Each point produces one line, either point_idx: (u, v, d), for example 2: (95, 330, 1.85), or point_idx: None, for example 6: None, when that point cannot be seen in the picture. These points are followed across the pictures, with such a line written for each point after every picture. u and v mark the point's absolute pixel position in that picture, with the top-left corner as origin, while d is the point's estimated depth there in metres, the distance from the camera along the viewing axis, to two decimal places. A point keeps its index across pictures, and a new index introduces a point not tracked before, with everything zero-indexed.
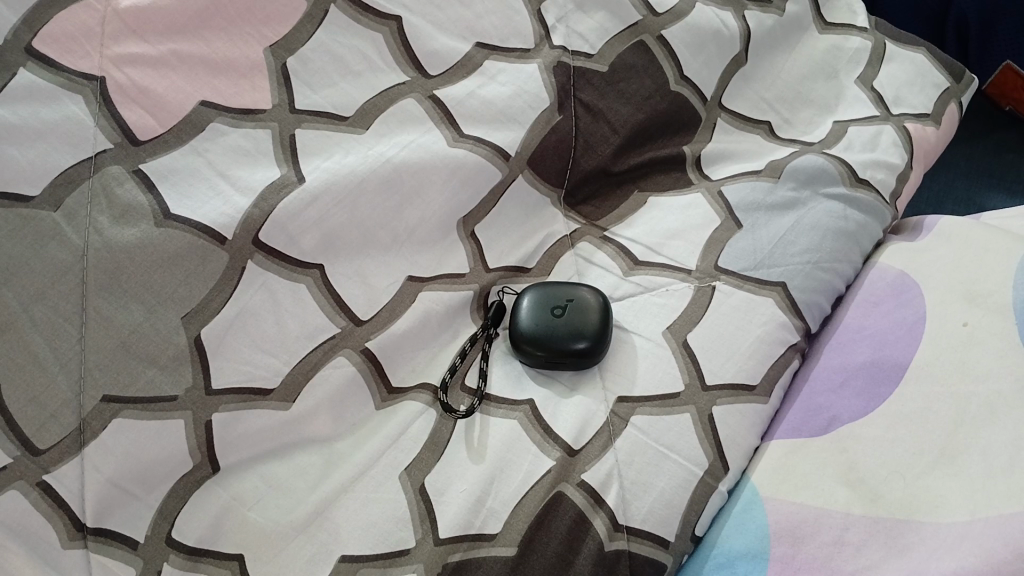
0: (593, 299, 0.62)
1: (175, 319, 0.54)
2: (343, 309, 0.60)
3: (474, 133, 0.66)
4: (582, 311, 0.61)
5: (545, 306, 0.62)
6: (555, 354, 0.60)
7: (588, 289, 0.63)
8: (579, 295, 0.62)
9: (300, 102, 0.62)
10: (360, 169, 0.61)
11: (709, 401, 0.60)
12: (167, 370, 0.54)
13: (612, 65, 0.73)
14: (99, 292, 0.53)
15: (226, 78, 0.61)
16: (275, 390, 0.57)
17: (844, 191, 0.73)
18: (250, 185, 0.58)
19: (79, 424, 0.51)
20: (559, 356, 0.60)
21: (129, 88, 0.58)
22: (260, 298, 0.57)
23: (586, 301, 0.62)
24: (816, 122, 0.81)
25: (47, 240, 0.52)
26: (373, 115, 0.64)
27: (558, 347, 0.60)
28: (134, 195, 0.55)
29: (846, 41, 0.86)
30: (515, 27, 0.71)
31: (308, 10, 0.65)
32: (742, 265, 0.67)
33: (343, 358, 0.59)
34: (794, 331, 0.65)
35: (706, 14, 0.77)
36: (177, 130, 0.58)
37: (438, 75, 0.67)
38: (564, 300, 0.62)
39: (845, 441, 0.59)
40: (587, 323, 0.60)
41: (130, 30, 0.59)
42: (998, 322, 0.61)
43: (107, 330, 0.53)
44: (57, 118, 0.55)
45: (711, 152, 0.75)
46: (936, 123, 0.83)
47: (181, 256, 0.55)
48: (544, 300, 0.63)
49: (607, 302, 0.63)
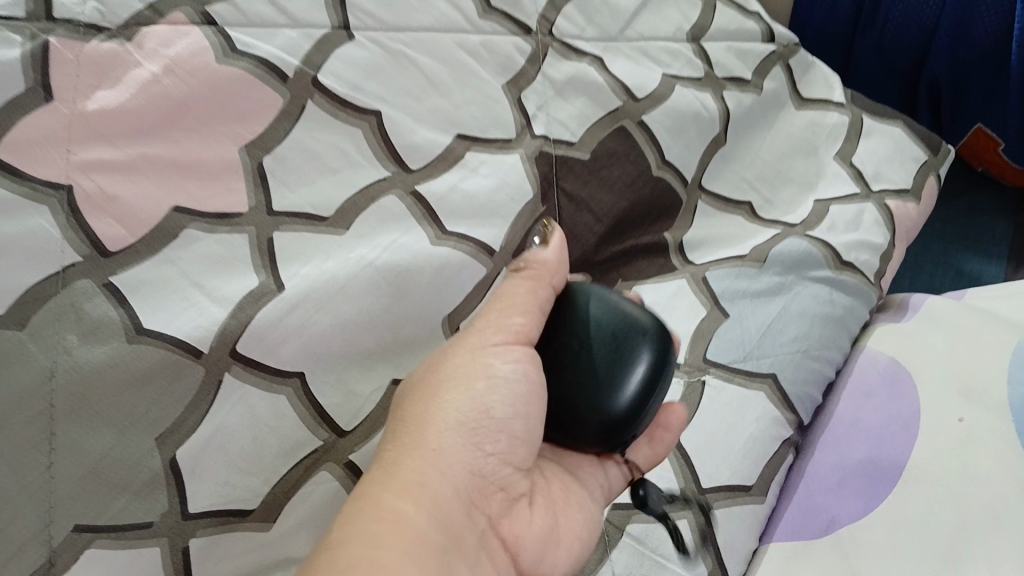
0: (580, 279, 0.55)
1: (148, 440, 0.52)
2: (325, 421, 0.58)
3: (457, 228, 0.65)
4: (615, 306, 0.53)
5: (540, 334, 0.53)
6: (643, 374, 0.51)
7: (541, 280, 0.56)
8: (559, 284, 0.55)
9: (278, 202, 0.60)
10: (341, 274, 0.59)
11: (706, 504, 0.58)
12: (140, 496, 0.51)
13: (593, 153, 0.72)
14: (67, 417, 0.49)
15: (198, 181, 0.58)
16: (254, 511, 0.54)
17: (829, 274, 0.73)
18: (227, 295, 0.56)
19: (48, 557, 0.48)
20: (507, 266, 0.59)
21: (97, 196, 0.54)
22: (236, 414, 0.54)
23: (581, 290, 0.55)
24: (797, 202, 0.80)
25: (9, 363, 0.48)
26: (353, 214, 0.62)
27: (637, 359, 0.51)
28: (105, 309, 0.52)
29: (824, 116, 0.86)
30: (495, 117, 0.70)
31: (285, 106, 0.62)
32: (732, 356, 0.65)
33: (326, 472, 0.57)
34: (789, 425, 0.64)
35: (685, 97, 0.78)
36: (149, 239, 0.55)
37: (420, 169, 0.66)
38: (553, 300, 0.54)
39: (847, 546, 0.57)
40: (631, 309, 0.53)
41: (97, 134, 0.55)
42: (996, 421, 0.61)
43: (77, 456, 0.49)
44: (19, 231, 0.51)
45: (692, 238, 0.74)
46: (916, 199, 0.84)
47: (153, 376, 0.52)
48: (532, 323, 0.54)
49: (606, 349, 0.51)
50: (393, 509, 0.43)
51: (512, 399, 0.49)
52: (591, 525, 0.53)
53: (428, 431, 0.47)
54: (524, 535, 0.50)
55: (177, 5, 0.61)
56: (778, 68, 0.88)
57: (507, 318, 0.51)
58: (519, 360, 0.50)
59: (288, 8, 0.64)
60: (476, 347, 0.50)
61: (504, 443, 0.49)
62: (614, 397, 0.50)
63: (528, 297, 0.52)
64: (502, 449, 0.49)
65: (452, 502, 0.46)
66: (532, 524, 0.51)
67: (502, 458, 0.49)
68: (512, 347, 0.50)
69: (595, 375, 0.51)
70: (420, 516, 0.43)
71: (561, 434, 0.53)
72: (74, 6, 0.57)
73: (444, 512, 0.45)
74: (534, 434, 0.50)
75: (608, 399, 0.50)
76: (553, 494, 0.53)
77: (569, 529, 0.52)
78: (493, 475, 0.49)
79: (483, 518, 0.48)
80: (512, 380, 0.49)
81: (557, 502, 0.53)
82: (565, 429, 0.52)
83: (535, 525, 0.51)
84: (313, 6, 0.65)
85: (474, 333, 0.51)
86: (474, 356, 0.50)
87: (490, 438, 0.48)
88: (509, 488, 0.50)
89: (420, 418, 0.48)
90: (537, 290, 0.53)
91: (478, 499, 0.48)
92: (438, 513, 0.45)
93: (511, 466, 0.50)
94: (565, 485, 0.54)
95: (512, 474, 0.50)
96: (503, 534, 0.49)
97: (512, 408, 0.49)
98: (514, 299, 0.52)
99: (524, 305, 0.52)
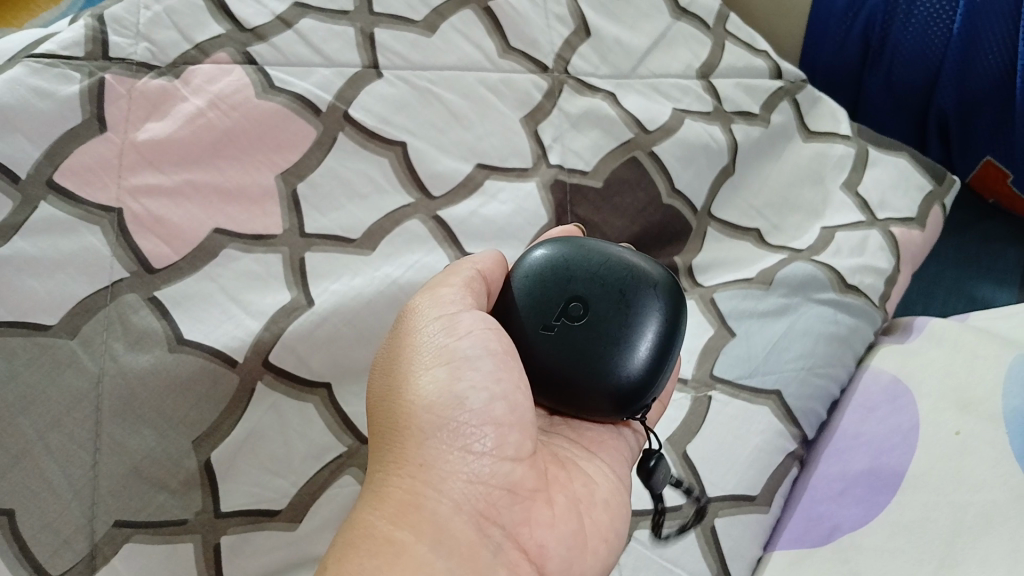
0: (576, 238, 0.58)
1: (186, 441, 0.56)
2: (349, 428, 0.61)
3: (476, 251, 0.69)
4: (615, 261, 0.56)
5: (545, 304, 0.55)
6: (652, 327, 0.53)
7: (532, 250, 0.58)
8: (554, 249, 0.57)
9: (310, 226, 0.65)
10: (368, 291, 0.63)
11: (711, 512, 0.62)
12: (178, 494, 0.55)
13: (606, 180, 0.77)
14: (113, 419, 0.54)
15: (237, 205, 0.63)
16: (282, 511, 0.58)
17: (834, 295, 0.76)
18: (261, 310, 0.60)
19: (91, 550, 0.52)
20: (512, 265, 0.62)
21: (145, 218, 0.59)
22: (268, 419, 0.58)
23: (581, 248, 0.57)
24: (804, 228, 0.84)
25: (62, 368, 0.53)
26: (379, 236, 0.67)
27: (643, 313, 0.53)
28: (149, 320, 0.57)
29: (830, 148, 0.90)
30: (514, 148, 0.75)
31: (318, 137, 0.67)
32: (738, 372, 0.69)
33: (349, 476, 0.60)
34: (793, 439, 0.68)
35: (695, 130, 0.82)
36: (191, 257, 0.60)
37: (442, 196, 0.71)
38: (552, 268, 0.56)
39: (847, 551, 0.60)
40: (632, 264, 0.56)
41: (147, 162, 0.60)
42: (990, 430, 0.63)
43: (121, 455, 0.53)
44: (75, 249, 0.56)
45: (701, 262, 0.78)
46: (921, 226, 0.86)
47: (192, 382, 0.56)
48: (533, 295, 0.56)
49: (606, 310, 0.54)
50: (389, 537, 0.45)
51: (485, 388, 0.50)
52: (612, 513, 0.54)
53: (410, 449, 0.48)
54: (551, 531, 0.50)
55: (221, 46, 0.66)
56: (785, 103, 0.91)
57: (460, 316, 0.53)
58: (487, 346, 0.52)
59: (323, 48, 0.70)
60: (443, 348, 0.52)
61: (492, 438, 0.49)
62: (625, 355, 0.52)
63: (436, 297, 0.54)
64: (493, 446, 0.49)
65: (453, 518, 0.47)
66: (551, 523, 0.50)
67: (497, 455, 0.49)
68: (478, 338, 0.52)
69: (605, 333, 0.53)
70: (419, 542, 0.45)
71: (574, 405, 0.54)
72: (127, 47, 0.63)
73: (447, 528, 0.46)
74: (524, 421, 0.51)
75: (620, 356, 0.52)
76: (571, 491, 0.53)
77: (592, 523, 0.53)
78: (492, 476, 0.49)
79: (497, 528, 0.48)
80: (484, 370, 0.51)
81: (577, 501, 0.53)
82: (580, 397, 0.54)
83: (556, 524, 0.51)
84: (345, 46, 0.70)
85: (408, 338, 0.53)
86: (442, 358, 0.51)
87: (476, 436, 0.49)
88: (518, 488, 0.50)
89: (400, 437, 0.49)
90: (470, 294, 0.55)
91: (485, 509, 0.48)
92: (438, 532, 0.46)
93: (511, 463, 0.50)
94: (582, 481, 0.55)
95: (517, 473, 0.50)
96: (523, 537, 0.49)
97: (487, 395, 0.50)
98: (427, 308, 0.54)
99: (434, 310, 0.54)
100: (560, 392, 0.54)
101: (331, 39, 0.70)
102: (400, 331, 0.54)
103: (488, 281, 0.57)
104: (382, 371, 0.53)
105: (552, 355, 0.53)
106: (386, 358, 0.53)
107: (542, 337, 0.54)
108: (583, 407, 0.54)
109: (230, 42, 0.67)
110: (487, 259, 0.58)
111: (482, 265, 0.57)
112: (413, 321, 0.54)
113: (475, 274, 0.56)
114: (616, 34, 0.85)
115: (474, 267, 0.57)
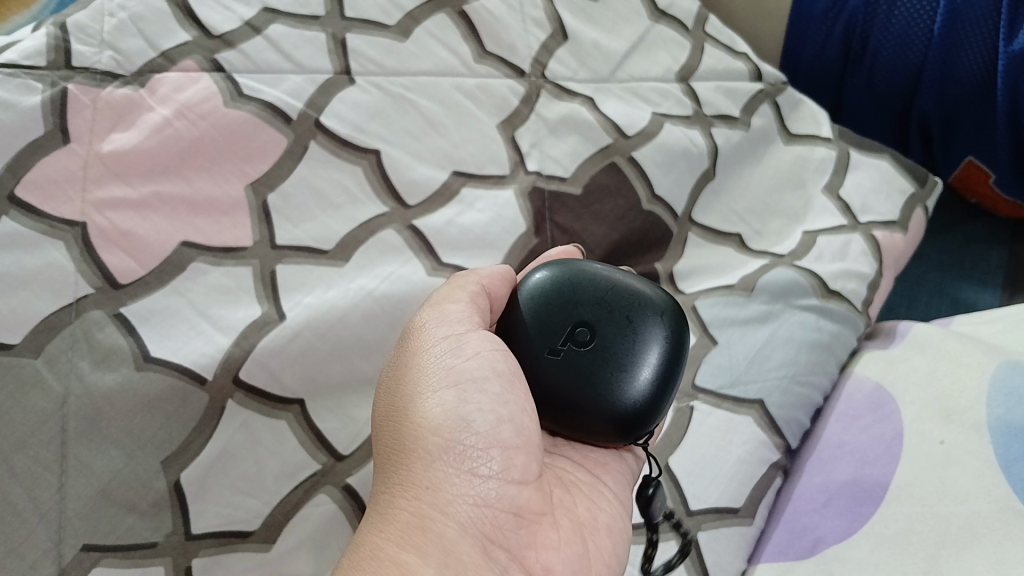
0: (579, 260, 0.57)
1: (155, 462, 0.54)
2: (324, 445, 0.60)
3: (453, 261, 0.68)
4: (621, 287, 0.55)
5: (550, 327, 0.54)
6: (656, 352, 0.52)
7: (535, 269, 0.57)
8: (559, 270, 0.56)
9: (282, 237, 0.63)
10: (342, 303, 0.61)
11: (694, 526, 0.62)
12: (147, 517, 0.53)
13: (585, 187, 0.75)
14: (78, 440, 0.52)
15: (207, 217, 0.61)
16: (255, 532, 0.56)
17: (817, 301, 0.75)
18: (231, 324, 0.58)
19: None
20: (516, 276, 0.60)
21: (111, 232, 0.57)
22: (239, 438, 0.57)
23: (587, 271, 0.56)
24: (786, 233, 0.83)
25: (27, 388, 0.51)
26: (353, 247, 0.65)
27: (647, 340, 0.53)
28: (115, 338, 0.55)
29: (811, 151, 0.89)
30: (491, 155, 0.73)
31: (289, 146, 0.65)
32: (720, 382, 0.68)
33: (324, 495, 0.59)
34: (776, 449, 0.67)
35: (675, 135, 0.81)
36: (158, 271, 0.58)
37: (417, 204, 0.69)
38: (557, 289, 0.55)
39: (831, 564, 0.60)
40: (637, 289, 0.55)
41: (112, 173, 0.59)
42: (974, 440, 0.63)
43: (87, 477, 0.51)
44: (38, 264, 0.54)
45: (683, 268, 0.77)
46: (903, 229, 0.85)
47: (161, 401, 0.54)
48: (537, 316, 0.55)
49: (612, 335, 0.53)
50: (396, 559, 0.44)
51: (491, 411, 0.49)
52: (614, 538, 0.54)
53: (417, 471, 0.48)
54: (556, 555, 0.50)
55: (188, 53, 0.65)
56: (766, 106, 0.90)
57: (467, 336, 0.52)
58: (494, 367, 0.51)
59: (294, 55, 0.68)
60: (450, 369, 0.51)
61: (498, 461, 0.49)
62: (628, 383, 0.52)
63: (442, 315, 0.54)
64: (500, 469, 0.49)
65: (460, 541, 0.46)
66: (557, 545, 0.51)
67: (503, 479, 0.49)
68: (485, 359, 0.51)
69: (609, 359, 0.52)
70: (425, 564, 0.44)
71: (576, 430, 0.54)
72: (91, 56, 0.61)
73: (453, 551, 0.46)
74: (530, 443, 0.50)
75: (623, 384, 0.52)
76: (574, 515, 0.53)
77: (595, 546, 0.53)
78: (498, 499, 0.48)
79: (502, 551, 0.48)
80: (491, 392, 0.50)
81: (580, 523, 0.53)
82: (582, 423, 0.53)
83: (561, 546, 0.51)
84: (317, 53, 0.69)
85: (414, 358, 0.52)
86: (449, 379, 0.50)
87: (482, 459, 0.48)
88: (524, 512, 0.50)
89: (405, 458, 0.49)
90: (475, 310, 0.54)
91: (490, 532, 0.48)
92: (444, 555, 0.45)
93: (516, 486, 0.49)
94: (584, 504, 0.55)
95: (522, 497, 0.50)
96: (529, 560, 0.49)
97: (494, 418, 0.49)
98: (432, 326, 0.53)
99: (441, 329, 0.53)
100: (561, 417, 0.53)
101: (302, 46, 0.68)
102: (405, 349, 0.53)
103: (491, 297, 0.56)
104: (387, 390, 0.52)
105: (557, 379, 0.53)
106: (391, 377, 0.52)
107: (546, 361, 0.53)
108: (584, 432, 0.53)
109: (198, 49, 0.65)
110: (493, 273, 0.57)
111: (486, 278, 0.57)
112: (418, 338, 0.53)
113: (479, 288, 0.55)
114: (594, 38, 0.83)
115: (478, 282, 0.56)
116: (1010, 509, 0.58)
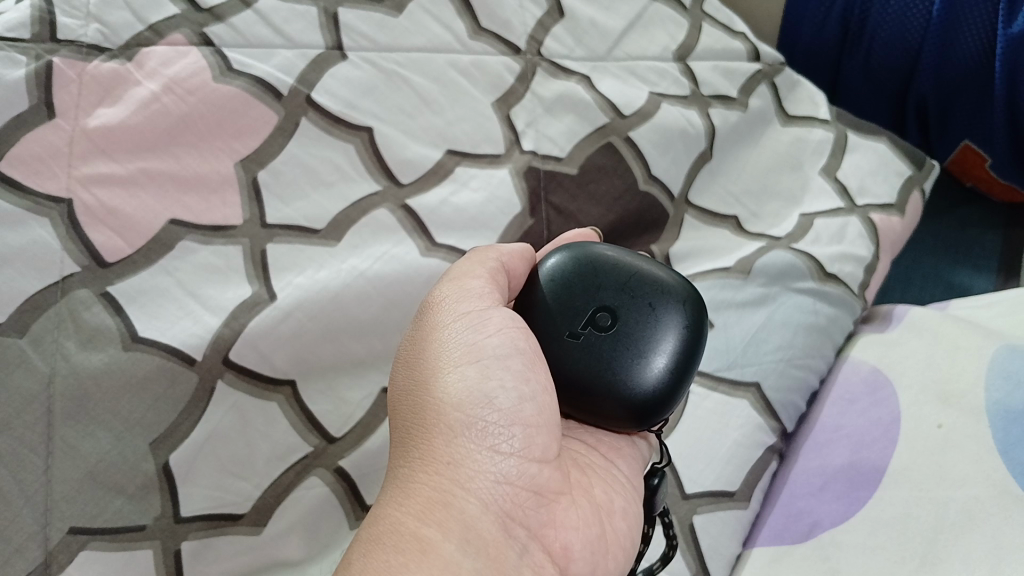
0: (600, 244, 0.56)
1: (143, 444, 0.53)
2: (315, 427, 0.59)
3: (447, 241, 0.67)
4: (645, 272, 0.54)
5: (570, 310, 0.54)
6: (674, 338, 0.52)
7: (556, 251, 0.57)
8: (582, 252, 0.56)
9: (272, 216, 0.62)
10: (334, 283, 0.60)
11: (689, 509, 0.62)
12: (135, 499, 0.52)
13: (582, 167, 0.74)
14: (65, 421, 0.51)
15: (196, 194, 0.60)
16: (245, 514, 0.55)
17: (813, 284, 0.75)
18: (221, 305, 0.57)
19: (45, 559, 0.49)
20: (534, 257, 0.60)
21: (97, 209, 0.56)
22: (229, 420, 0.55)
23: (610, 256, 0.55)
24: (783, 215, 0.82)
25: (11, 368, 0.50)
26: (345, 226, 0.64)
27: (668, 328, 0.52)
28: (102, 318, 0.54)
29: (809, 133, 0.88)
30: (486, 134, 0.72)
31: (280, 122, 0.64)
32: (717, 364, 0.68)
33: (317, 477, 0.58)
34: (772, 432, 0.67)
35: (672, 115, 0.80)
36: (145, 250, 0.57)
37: (411, 183, 0.68)
38: (579, 272, 0.55)
39: (827, 548, 0.60)
40: (657, 275, 0.54)
41: (98, 149, 0.57)
42: (972, 425, 0.63)
43: (74, 459, 0.50)
44: (22, 242, 0.53)
45: (679, 250, 0.76)
46: (900, 212, 0.85)
47: (149, 381, 0.53)
48: (558, 299, 0.54)
49: (633, 320, 0.52)
50: (417, 534, 0.44)
51: (514, 388, 0.49)
52: (628, 522, 0.54)
53: (438, 447, 0.47)
54: (573, 539, 0.49)
55: (176, 27, 0.63)
56: (764, 86, 0.89)
57: (488, 313, 0.52)
58: (516, 345, 0.50)
59: (285, 29, 0.66)
60: (471, 345, 0.50)
61: (520, 439, 0.48)
62: (646, 369, 0.51)
63: (462, 289, 0.53)
64: (521, 447, 0.48)
65: (481, 518, 0.46)
66: (575, 524, 0.50)
67: (524, 456, 0.48)
68: (506, 337, 0.50)
69: (629, 343, 0.51)
70: (447, 539, 0.44)
71: (590, 414, 0.53)
72: (77, 28, 0.60)
73: (475, 528, 0.45)
74: (551, 422, 0.50)
75: (640, 370, 0.51)
76: (592, 497, 0.53)
77: (612, 529, 0.52)
78: (519, 477, 0.48)
79: (523, 529, 0.47)
80: (514, 370, 0.49)
81: (598, 507, 0.53)
82: (596, 407, 0.52)
83: (580, 525, 0.50)
84: (308, 28, 0.67)
85: (434, 332, 0.51)
86: (470, 356, 0.50)
87: (504, 436, 0.48)
88: (544, 490, 0.49)
89: (426, 435, 0.48)
90: (495, 285, 0.54)
91: (511, 509, 0.47)
92: (466, 532, 0.45)
93: (537, 465, 0.49)
94: (600, 486, 0.54)
95: (542, 476, 0.49)
96: (548, 539, 0.48)
97: (516, 396, 0.49)
98: (452, 301, 0.52)
99: (462, 305, 0.52)
100: (579, 401, 0.52)
101: (293, 20, 0.67)
102: (424, 323, 0.52)
103: (508, 274, 0.56)
104: (405, 366, 0.51)
105: (576, 361, 0.52)
106: (410, 353, 0.51)
107: (566, 343, 0.52)
108: (599, 417, 0.53)
109: (186, 22, 0.63)
110: (511, 252, 0.56)
111: (506, 255, 0.56)
112: (436, 312, 0.52)
113: (498, 265, 0.55)
114: (592, 15, 0.82)
115: (498, 257, 0.55)
116: (1009, 493, 0.58)
